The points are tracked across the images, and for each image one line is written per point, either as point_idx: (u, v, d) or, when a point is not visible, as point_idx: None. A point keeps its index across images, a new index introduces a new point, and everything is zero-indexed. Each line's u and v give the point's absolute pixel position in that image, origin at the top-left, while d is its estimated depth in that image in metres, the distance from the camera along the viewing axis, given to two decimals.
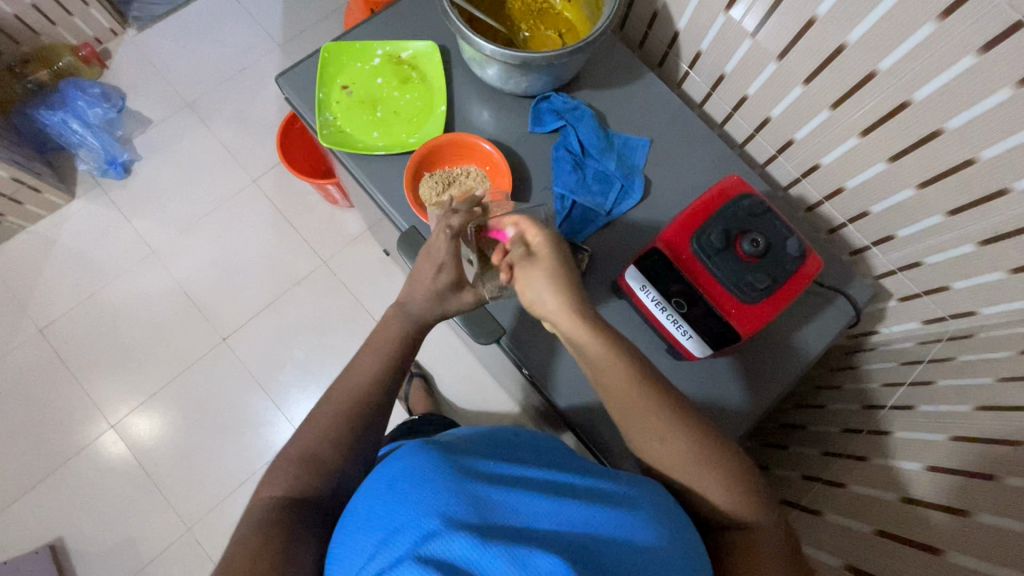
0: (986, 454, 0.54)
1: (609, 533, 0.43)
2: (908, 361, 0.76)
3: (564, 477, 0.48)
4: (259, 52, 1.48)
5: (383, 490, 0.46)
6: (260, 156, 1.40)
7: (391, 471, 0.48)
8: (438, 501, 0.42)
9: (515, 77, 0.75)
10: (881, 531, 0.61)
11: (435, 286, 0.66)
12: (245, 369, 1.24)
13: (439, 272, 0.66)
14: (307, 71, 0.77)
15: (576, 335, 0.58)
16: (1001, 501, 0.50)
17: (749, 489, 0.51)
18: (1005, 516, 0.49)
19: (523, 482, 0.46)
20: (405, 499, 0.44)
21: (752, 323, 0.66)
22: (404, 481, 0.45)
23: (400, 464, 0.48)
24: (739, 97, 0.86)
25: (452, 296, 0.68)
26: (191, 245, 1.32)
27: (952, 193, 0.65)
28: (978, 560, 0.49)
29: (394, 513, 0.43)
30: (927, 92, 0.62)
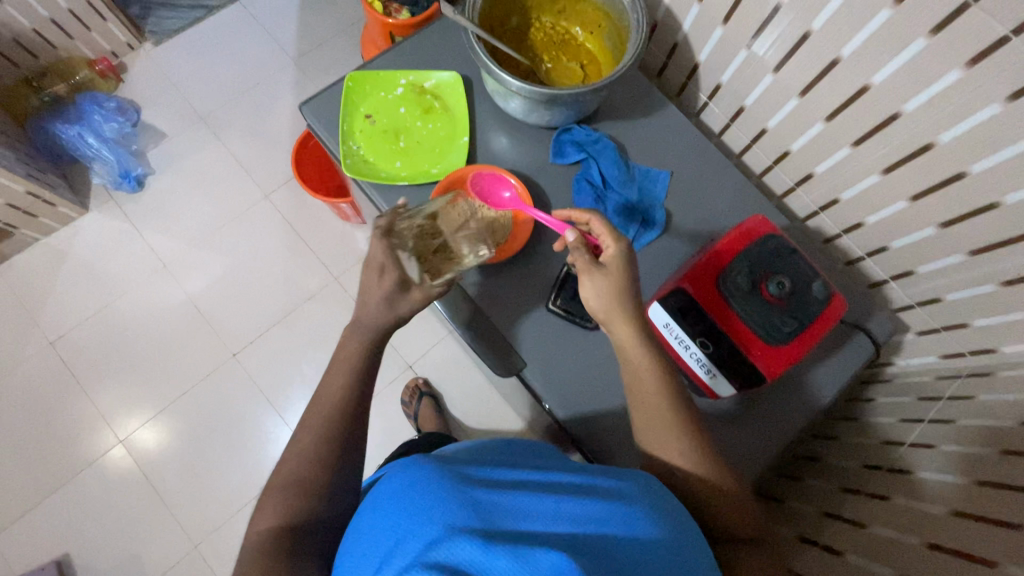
0: (1014, 502, 0.54)
1: (617, 531, 0.41)
2: (936, 395, 0.76)
3: (564, 476, 0.46)
4: (257, 75, 1.61)
5: (387, 497, 0.45)
6: (273, 173, 1.53)
7: (391, 481, 0.46)
8: (439, 506, 0.41)
9: (539, 111, 0.73)
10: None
11: (383, 292, 0.60)
12: (254, 383, 1.37)
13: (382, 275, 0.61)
14: (331, 100, 0.78)
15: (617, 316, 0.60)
16: None
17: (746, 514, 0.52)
18: None
19: (521, 484, 0.44)
20: (408, 505, 0.43)
21: (780, 367, 0.59)
22: (406, 488, 0.44)
23: (404, 473, 0.47)
24: (758, 129, 0.85)
25: (402, 298, 0.61)
26: (203, 258, 1.45)
27: (985, 230, 0.65)
28: None
29: (399, 521, 0.42)
30: (951, 136, 0.62)
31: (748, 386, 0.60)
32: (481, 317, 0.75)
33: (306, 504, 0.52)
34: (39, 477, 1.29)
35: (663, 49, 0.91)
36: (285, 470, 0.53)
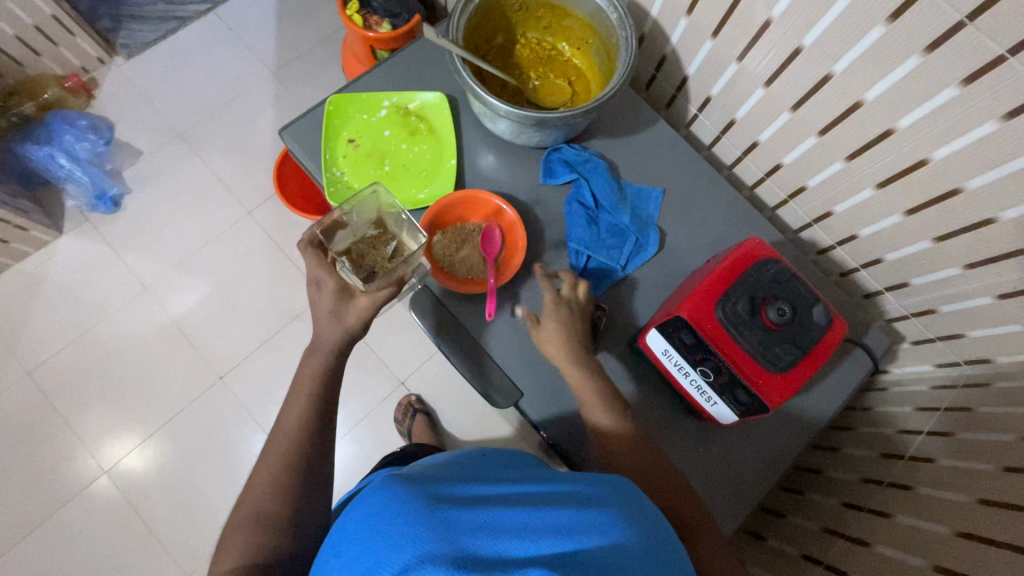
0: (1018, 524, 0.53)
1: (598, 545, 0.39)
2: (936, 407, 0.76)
3: (538, 486, 0.44)
4: (236, 88, 1.57)
5: (355, 521, 0.42)
6: (255, 189, 1.49)
7: (360, 503, 0.43)
8: (407, 533, 0.38)
9: (527, 133, 0.71)
10: None
11: (327, 306, 0.63)
12: (242, 406, 1.34)
13: (320, 288, 0.64)
14: (313, 123, 0.75)
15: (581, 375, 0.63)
16: None
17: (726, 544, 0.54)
18: None
19: (489, 498, 0.42)
20: (376, 529, 0.39)
21: (782, 395, 0.57)
22: (375, 511, 0.41)
23: (375, 494, 0.43)
24: (749, 142, 0.84)
25: (347, 307, 0.63)
26: (185, 279, 1.41)
27: (981, 245, 0.64)
28: None
29: (368, 549, 0.39)
30: (947, 152, 0.61)
31: (750, 414, 0.59)
32: (471, 336, 0.70)
33: (296, 563, 0.50)
34: (21, 512, 1.25)
35: (651, 62, 0.89)
36: (270, 517, 0.51)
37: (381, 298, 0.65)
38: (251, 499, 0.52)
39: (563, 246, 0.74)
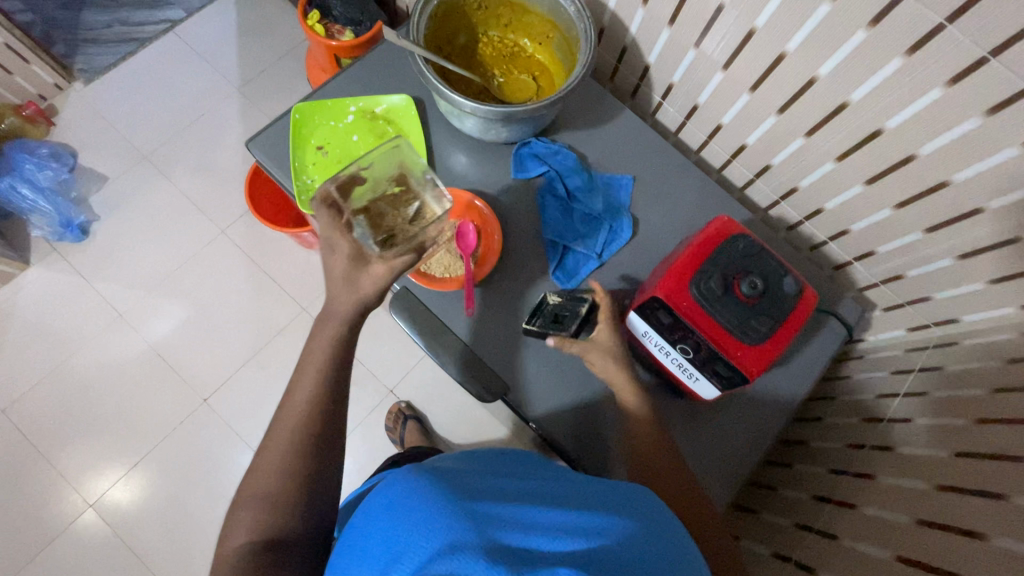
0: (993, 472, 0.55)
1: (607, 538, 0.40)
2: (909, 368, 0.78)
3: (558, 490, 0.46)
4: (201, 107, 1.55)
5: (375, 520, 0.43)
6: (227, 206, 1.47)
7: (378, 502, 0.44)
8: (420, 528, 0.39)
9: (495, 129, 0.72)
10: (900, 555, 0.59)
11: (340, 271, 0.60)
12: (229, 427, 1.32)
13: (335, 251, 0.61)
14: (279, 134, 0.75)
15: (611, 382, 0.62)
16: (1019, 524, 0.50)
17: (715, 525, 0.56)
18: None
19: (513, 497, 0.43)
20: (392, 527, 0.40)
21: (761, 366, 0.58)
22: (390, 510, 0.42)
23: (389, 493, 0.45)
24: (713, 126, 0.86)
25: (360, 274, 0.60)
26: (161, 303, 1.39)
27: (937, 208, 0.67)
28: None
29: (384, 549, 0.40)
30: (899, 121, 0.64)
31: (732, 386, 0.60)
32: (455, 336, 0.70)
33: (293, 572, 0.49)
34: (5, 555, 1.21)
35: (612, 53, 0.90)
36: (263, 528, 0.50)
37: (402, 266, 0.61)
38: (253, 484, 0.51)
39: (540, 238, 0.75)
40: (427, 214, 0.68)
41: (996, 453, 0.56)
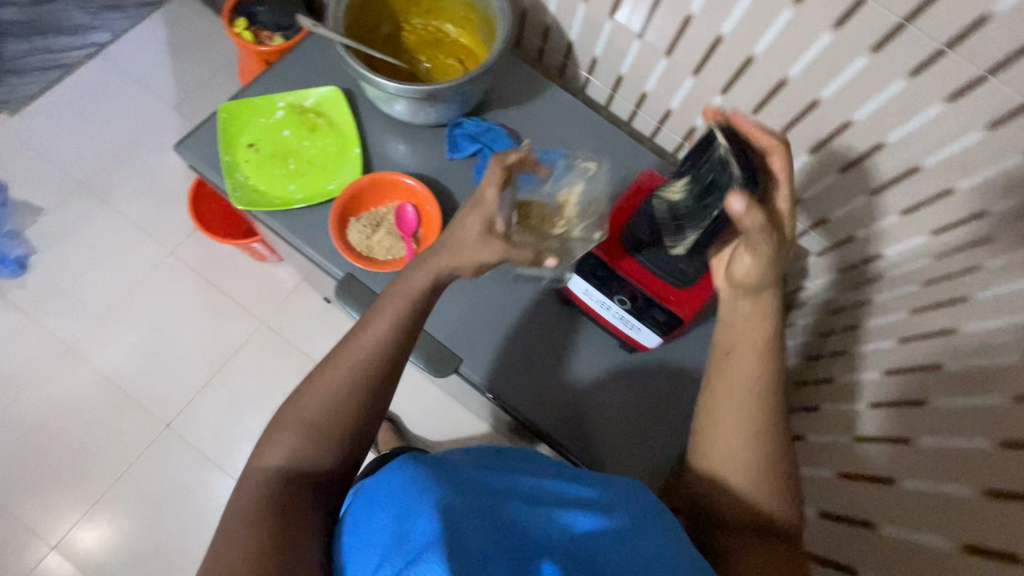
0: (916, 382, 0.57)
1: (600, 546, 0.43)
2: (829, 304, 0.82)
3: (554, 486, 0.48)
4: (137, 129, 1.50)
5: (369, 508, 0.45)
6: (173, 227, 1.43)
7: (375, 488, 0.46)
8: (418, 517, 0.41)
9: (424, 110, 0.73)
10: (849, 474, 0.63)
11: (465, 235, 0.58)
12: (197, 450, 1.28)
13: (491, 211, 0.58)
14: (208, 135, 0.75)
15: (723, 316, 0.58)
16: (939, 422, 0.52)
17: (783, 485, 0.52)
18: (948, 436, 0.51)
19: (525, 492, 0.46)
20: (390, 514, 0.43)
21: (692, 304, 0.62)
22: (387, 499, 0.44)
23: (383, 479, 0.46)
24: (639, 95, 0.89)
25: (482, 246, 0.58)
26: (111, 332, 1.34)
27: (847, 146, 0.71)
28: (926, 481, 0.52)
29: (377, 536, 0.42)
30: (800, 68, 0.68)
31: (671, 329, 0.64)
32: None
33: None
34: None
35: (537, 34, 0.93)
36: None
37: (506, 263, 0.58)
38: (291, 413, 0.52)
39: None
40: (574, 238, 0.68)
41: (912, 374, 0.58)
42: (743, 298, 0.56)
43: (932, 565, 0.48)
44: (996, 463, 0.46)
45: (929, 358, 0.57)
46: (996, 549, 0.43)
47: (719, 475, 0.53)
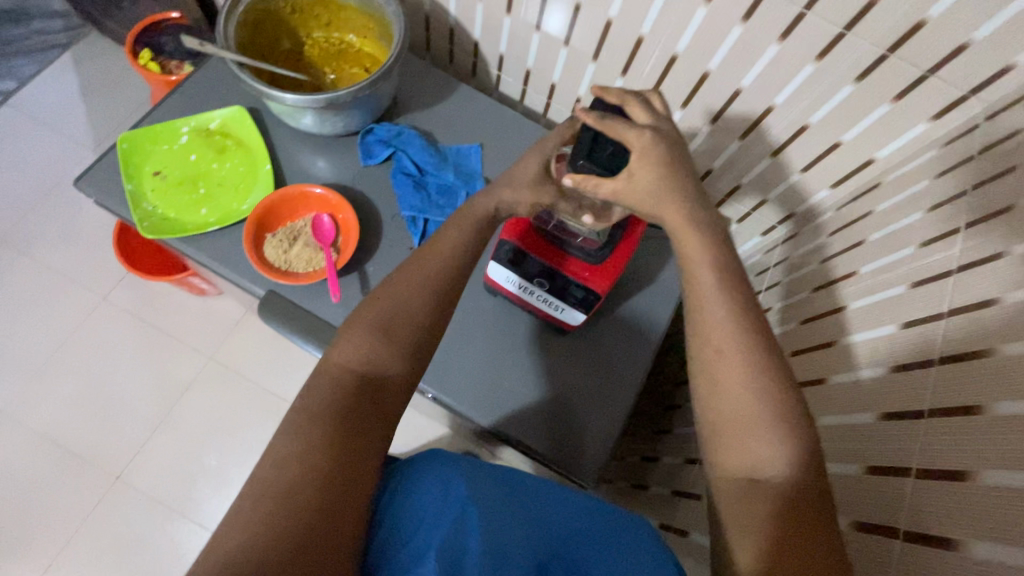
0: (835, 324, 0.61)
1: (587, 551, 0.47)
2: (792, 258, 0.79)
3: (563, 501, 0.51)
4: (55, 176, 1.44)
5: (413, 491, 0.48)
6: (104, 272, 1.37)
7: (425, 473, 0.50)
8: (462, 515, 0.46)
9: (329, 120, 0.73)
10: None
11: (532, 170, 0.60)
12: (150, 499, 1.22)
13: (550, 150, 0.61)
14: (108, 169, 0.73)
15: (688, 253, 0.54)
16: (860, 353, 0.55)
17: (801, 438, 0.45)
18: (867, 368, 0.54)
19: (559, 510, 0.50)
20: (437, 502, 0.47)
21: (605, 280, 0.64)
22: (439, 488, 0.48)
23: (434, 468, 0.50)
24: (548, 86, 0.91)
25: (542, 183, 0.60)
26: (46, 388, 1.27)
27: (742, 114, 0.74)
28: (846, 415, 0.54)
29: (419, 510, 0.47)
30: (684, 44, 0.71)
31: (590, 307, 0.66)
32: (332, 326, 0.69)
33: None
34: None
35: (444, 38, 0.94)
36: None
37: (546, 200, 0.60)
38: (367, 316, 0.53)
39: (400, 217, 0.76)
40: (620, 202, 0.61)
41: (880, 305, 0.56)
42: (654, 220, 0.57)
43: (881, 497, 0.46)
44: (940, 380, 0.45)
45: (894, 288, 0.55)
46: (941, 470, 0.42)
47: (721, 410, 0.48)
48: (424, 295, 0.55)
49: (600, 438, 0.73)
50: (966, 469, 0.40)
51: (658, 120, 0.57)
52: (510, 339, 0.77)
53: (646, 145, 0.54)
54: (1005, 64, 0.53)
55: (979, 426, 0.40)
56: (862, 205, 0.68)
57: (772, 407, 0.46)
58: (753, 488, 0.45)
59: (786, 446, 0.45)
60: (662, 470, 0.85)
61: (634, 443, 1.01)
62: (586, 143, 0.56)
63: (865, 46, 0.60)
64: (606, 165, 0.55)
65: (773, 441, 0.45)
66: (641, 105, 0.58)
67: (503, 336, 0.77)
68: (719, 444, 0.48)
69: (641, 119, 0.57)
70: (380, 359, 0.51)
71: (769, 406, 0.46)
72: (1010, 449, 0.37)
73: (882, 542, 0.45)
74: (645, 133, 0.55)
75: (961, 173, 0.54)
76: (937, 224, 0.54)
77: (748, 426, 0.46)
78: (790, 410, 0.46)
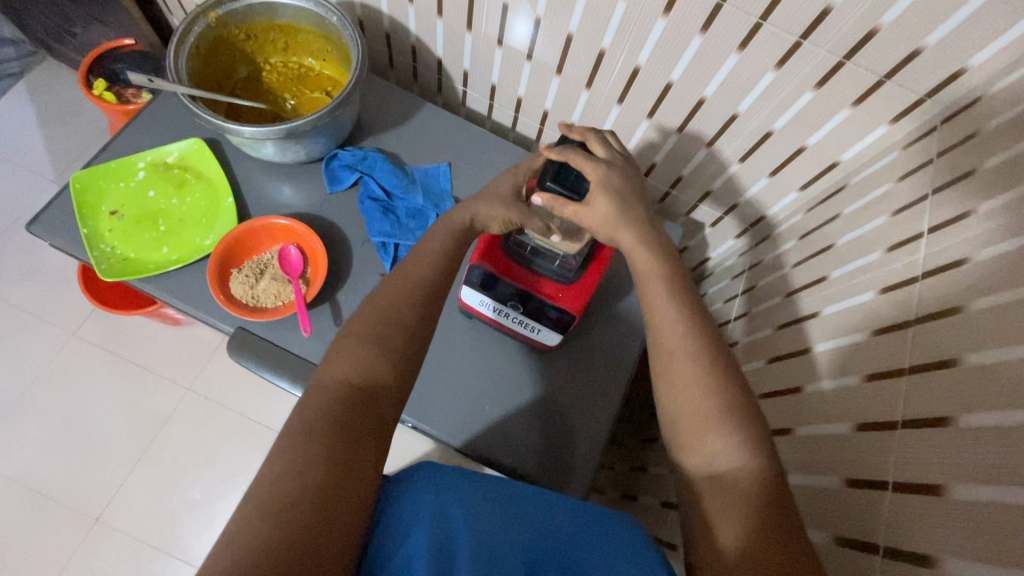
0: (806, 331, 0.62)
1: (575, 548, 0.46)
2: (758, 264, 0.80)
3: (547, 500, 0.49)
4: (15, 209, 1.39)
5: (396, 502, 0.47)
6: (72, 307, 1.33)
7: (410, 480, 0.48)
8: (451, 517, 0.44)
9: (291, 148, 0.71)
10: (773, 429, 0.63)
11: (502, 189, 0.62)
12: (133, 539, 1.18)
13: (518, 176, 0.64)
14: (60, 211, 0.71)
15: (657, 267, 0.55)
16: (833, 361, 0.56)
17: (763, 438, 0.45)
18: (841, 375, 0.54)
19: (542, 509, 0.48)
20: (424, 505, 0.45)
21: (577, 300, 0.63)
22: (426, 491, 0.46)
23: (419, 477, 0.48)
24: (515, 100, 0.90)
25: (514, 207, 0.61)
26: (17, 431, 1.22)
27: (708, 121, 0.74)
28: (821, 424, 0.54)
29: (404, 515, 0.45)
30: (646, 55, 0.71)
31: (566, 327, 0.65)
32: (305, 360, 0.68)
33: None
34: None
35: (407, 55, 0.93)
36: None
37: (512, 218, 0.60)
38: (356, 329, 0.52)
39: (369, 243, 0.75)
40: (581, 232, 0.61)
41: (849, 311, 0.56)
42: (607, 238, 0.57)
43: (859, 511, 0.46)
44: (908, 388, 0.46)
45: (864, 293, 0.55)
46: (914, 484, 0.42)
47: (690, 417, 0.48)
48: (410, 305, 0.54)
49: (585, 453, 0.72)
50: (939, 482, 0.40)
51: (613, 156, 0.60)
52: (488, 360, 0.76)
53: (601, 177, 0.57)
54: (957, 68, 0.54)
55: (949, 439, 0.40)
56: (828, 208, 0.68)
57: (737, 406, 0.47)
58: (716, 483, 0.45)
59: (736, 435, 0.45)
60: (650, 479, 0.85)
61: (623, 451, 1.01)
62: (553, 169, 0.58)
63: (821, 54, 0.60)
64: (572, 190, 0.57)
65: (722, 431, 0.46)
66: (599, 140, 0.61)
67: (481, 357, 0.76)
68: (681, 446, 0.48)
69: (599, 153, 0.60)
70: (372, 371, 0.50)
71: (739, 411, 0.47)
72: (982, 462, 0.38)
73: (862, 558, 0.45)
74: (600, 164, 0.57)
75: (920, 177, 0.55)
76: (902, 228, 0.54)
77: (703, 420, 0.47)
78: (751, 412, 0.47)
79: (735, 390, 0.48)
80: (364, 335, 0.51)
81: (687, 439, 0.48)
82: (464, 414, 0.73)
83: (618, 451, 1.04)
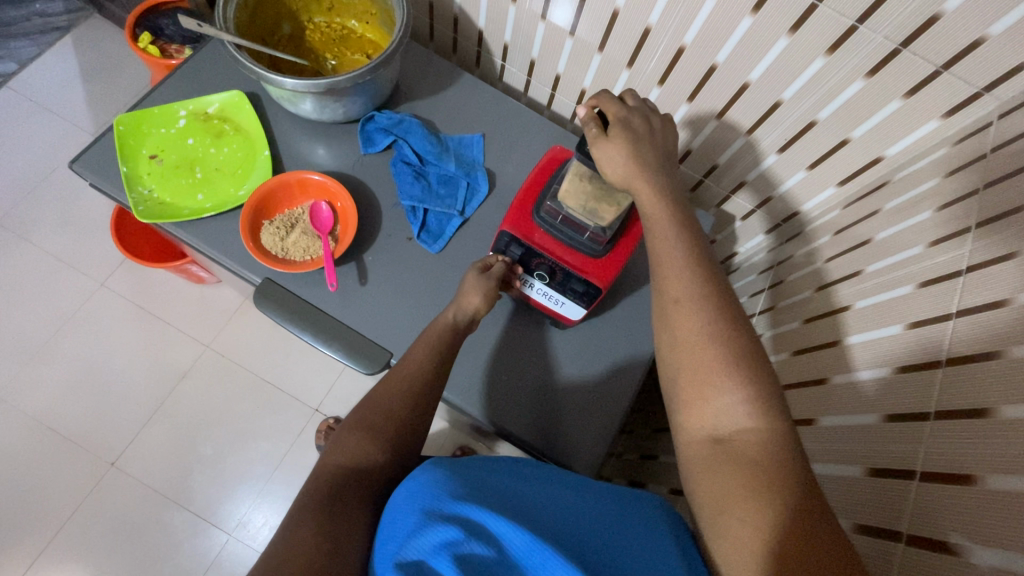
0: (835, 324, 0.60)
1: (597, 550, 0.40)
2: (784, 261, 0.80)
3: (572, 500, 0.44)
4: (52, 160, 1.42)
5: (388, 511, 0.45)
6: (102, 258, 1.36)
7: (399, 488, 0.45)
8: (432, 522, 0.40)
9: (330, 105, 0.72)
10: (799, 421, 0.62)
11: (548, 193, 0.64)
12: (146, 486, 1.21)
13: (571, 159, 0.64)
14: (102, 153, 0.72)
15: (690, 242, 0.54)
16: (866, 354, 0.54)
17: (776, 412, 0.44)
18: (874, 367, 0.53)
19: (562, 508, 0.43)
20: (406, 516, 0.42)
21: (606, 273, 0.63)
22: (409, 499, 0.43)
23: (409, 486, 0.45)
24: (553, 76, 0.89)
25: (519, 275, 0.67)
26: (43, 373, 1.26)
27: (751, 107, 0.73)
28: (851, 414, 0.53)
29: (390, 531, 0.43)
30: (692, 36, 0.70)
31: (591, 300, 0.66)
32: (329, 316, 0.69)
33: None
34: None
35: (448, 26, 0.93)
36: None
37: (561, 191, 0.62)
38: (354, 418, 0.56)
39: (398, 207, 0.75)
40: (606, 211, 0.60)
41: (884, 304, 0.54)
42: (646, 209, 0.56)
43: (880, 500, 0.47)
44: (943, 384, 0.45)
45: (904, 286, 0.53)
46: (942, 474, 0.42)
47: (700, 396, 0.46)
48: (401, 387, 0.58)
49: (598, 432, 0.72)
50: (969, 472, 0.40)
51: (638, 125, 0.58)
52: (507, 334, 0.76)
53: (613, 146, 0.56)
54: (1017, 63, 0.52)
55: (985, 430, 0.40)
56: (868, 204, 0.67)
57: (770, 384, 0.45)
58: (725, 449, 0.44)
59: (740, 391, 0.45)
60: (659, 468, 0.85)
61: (634, 440, 1.00)
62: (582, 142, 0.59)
63: (877, 40, 0.58)
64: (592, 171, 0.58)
65: (756, 411, 0.44)
66: (625, 108, 0.59)
67: (501, 330, 0.76)
68: (681, 406, 0.48)
69: (627, 119, 0.58)
70: (355, 445, 0.53)
71: (762, 387, 0.45)
72: (1016, 453, 0.37)
73: (882, 545, 0.45)
74: (618, 136, 0.57)
75: (971, 172, 0.53)
76: (947, 224, 0.52)
77: (702, 376, 0.46)
78: (769, 385, 0.45)
79: (768, 368, 0.46)
80: (362, 425, 0.55)
81: (701, 417, 0.46)
82: (478, 386, 0.73)
83: (628, 440, 1.04)
